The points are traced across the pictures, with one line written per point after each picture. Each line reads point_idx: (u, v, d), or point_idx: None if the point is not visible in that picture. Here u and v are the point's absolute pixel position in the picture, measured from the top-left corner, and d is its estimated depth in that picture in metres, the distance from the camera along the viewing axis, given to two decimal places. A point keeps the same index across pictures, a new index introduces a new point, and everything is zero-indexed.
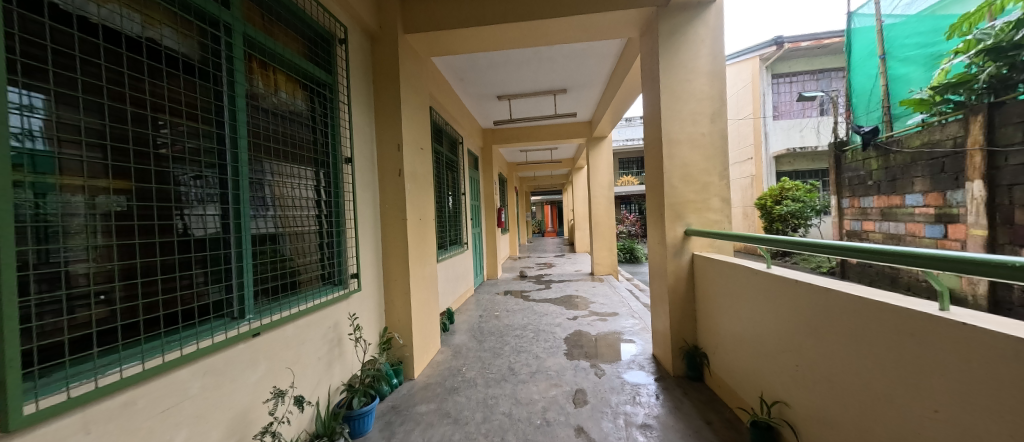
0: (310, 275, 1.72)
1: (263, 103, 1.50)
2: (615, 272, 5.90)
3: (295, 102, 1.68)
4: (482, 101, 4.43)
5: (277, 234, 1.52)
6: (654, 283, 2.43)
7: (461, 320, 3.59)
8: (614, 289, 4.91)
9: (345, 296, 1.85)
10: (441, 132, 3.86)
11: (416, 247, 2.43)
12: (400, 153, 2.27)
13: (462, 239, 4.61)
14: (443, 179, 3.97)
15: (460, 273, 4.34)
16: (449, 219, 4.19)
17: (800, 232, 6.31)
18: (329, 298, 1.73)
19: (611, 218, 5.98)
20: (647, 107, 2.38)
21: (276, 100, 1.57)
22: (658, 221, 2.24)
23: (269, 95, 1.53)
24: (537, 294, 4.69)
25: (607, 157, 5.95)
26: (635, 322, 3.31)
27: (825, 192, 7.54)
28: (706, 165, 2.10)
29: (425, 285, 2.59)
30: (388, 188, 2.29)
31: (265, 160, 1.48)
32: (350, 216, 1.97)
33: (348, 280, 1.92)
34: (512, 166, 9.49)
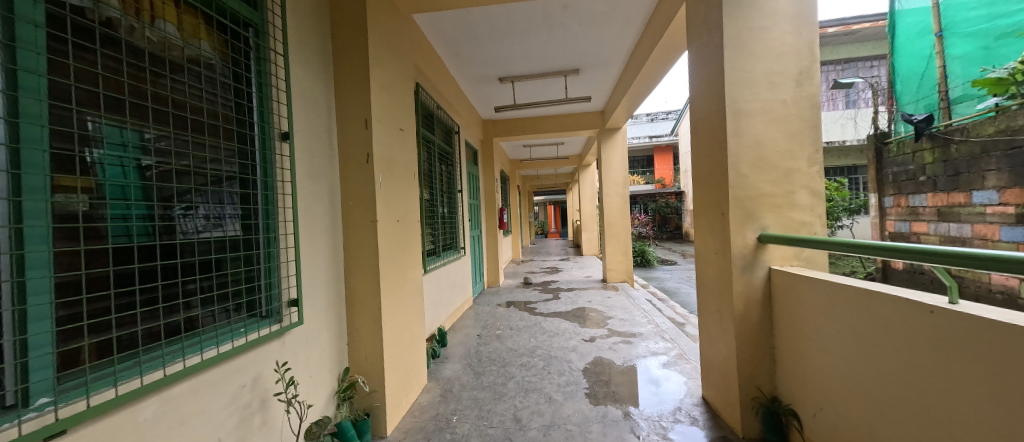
0: (220, 307, 1.14)
1: (135, 39, 0.90)
2: (629, 278, 5.29)
3: (199, 48, 1.10)
4: (480, 83, 3.85)
5: (248, 238, 1.25)
6: (705, 306, 1.83)
7: (455, 341, 3.01)
8: (631, 300, 4.29)
9: (276, 336, 1.27)
10: (432, 118, 3.28)
11: (391, 259, 1.84)
12: (369, 132, 1.70)
13: (458, 244, 4.01)
14: (434, 174, 3.37)
15: (455, 282, 3.75)
16: (442, 221, 3.58)
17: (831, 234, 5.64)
18: (234, 346, 1.11)
19: (625, 219, 5.34)
20: (698, 71, 1.78)
21: (161, 39, 0.98)
22: (717, 224, 1.64)
23: (147, 28, 0.94)
24: (543, 307, 4.06)
25: (619, 150, 5.33)
26: (666, 345, 2.71)
27: (857, 190, 6.88)
28: (790, 144, 1.50)
29: (406, 306, 2.01)
30: (353, 180, 1.71)
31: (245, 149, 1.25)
32: (286, 218, 1.37)
33: (282, 311, 1.34)
34: (514, 163, 8.90)
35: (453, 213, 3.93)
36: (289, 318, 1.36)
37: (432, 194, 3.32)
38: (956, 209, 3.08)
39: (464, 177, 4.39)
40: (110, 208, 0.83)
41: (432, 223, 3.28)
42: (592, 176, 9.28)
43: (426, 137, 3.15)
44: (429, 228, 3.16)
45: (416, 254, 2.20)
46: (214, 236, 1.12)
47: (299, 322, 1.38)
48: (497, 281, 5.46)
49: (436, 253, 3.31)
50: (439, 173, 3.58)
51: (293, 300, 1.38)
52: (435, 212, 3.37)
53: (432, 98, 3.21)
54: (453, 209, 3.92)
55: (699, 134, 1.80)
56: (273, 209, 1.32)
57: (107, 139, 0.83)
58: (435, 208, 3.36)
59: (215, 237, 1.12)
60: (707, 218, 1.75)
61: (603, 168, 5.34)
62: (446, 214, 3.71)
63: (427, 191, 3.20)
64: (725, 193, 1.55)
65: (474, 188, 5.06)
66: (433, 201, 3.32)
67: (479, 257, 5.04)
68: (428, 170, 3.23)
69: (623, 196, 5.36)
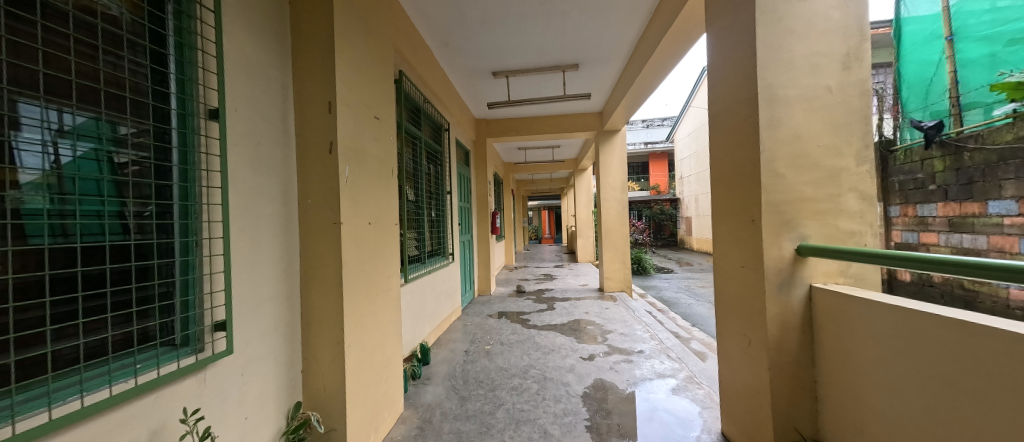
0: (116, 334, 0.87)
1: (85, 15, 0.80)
2: (628, 288, 5.02)
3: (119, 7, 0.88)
4: (473, 78, 3.60)
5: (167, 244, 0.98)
6: (726, 326, 1.57)
7: (440, 358, 2.70)
8: (631, 311, 4.01)
9: (184, 373, 0.95)
10: (419, 112, 3.02)
11: (358, 269, 1.54)
12: (333, 116, 1.41)
13: (447, 249, 3.71)
14: (420, 173, 3.08)
15: (442, 291, 3.46)
16: (428, 224, 3.28)
17: None
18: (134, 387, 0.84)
19: (624, 225, 5.08)
20: (721, 55, 1.54)
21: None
22: (744, 232, 1.39)
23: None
24: (537, 319, 3.76)
25: (618, 154, 5.11)
26: (674, 366, 2.43)
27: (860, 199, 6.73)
28: (836, 138, 1.25)
29: (379, 323, 1.71)
30: (313, 174, 1.42)
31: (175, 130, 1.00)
32: (207, 219, 1.05)
33: (199, 341, 1.01)
34: (509, 166, 8.64)
35: (441, 216, 3.64)
36: (216, 346, 1.05)
37: (416, 195, 3.02)
38: (966, 220, 2.72)
39: (454, 178, 4.11)
40: (84, 205, 0.79)
41: (415, 226, 2.98)
42: (589, 181, 9.06)
43: (411, 131, 2.87)
44: (412, 233, 2.86)
45: (393, 262, 1.91)
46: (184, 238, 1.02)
47: (228, 352, 1.07)
48: (488, 289, 5.15)
49: (421, 259, 3.00)
50: (426, 172, 3.29)
51: (220, 322, 1.06)
52: (421, 215, 3.07)
53: (419, 90, 2.94)
54: (441, 212, 3.62)
55: (719, 127, 1.56)
56: (195, 205, 1.03)
57: (81, 132, 0.79)
58: (421, 210, 3.07)
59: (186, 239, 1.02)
60: (730, 226, 1.50)
61: (602, 172, 5.11)
62: (432, 217, 3.41)
63: (410, 192, 2.91)
64: (756, 196, 1.31)
65: (465, 190, 4.78)
66: (417, 202, 3.02)
67: (469, 263, 4.74)
68: (411, 168, 2.93)
69: (621, 201, 5.09)
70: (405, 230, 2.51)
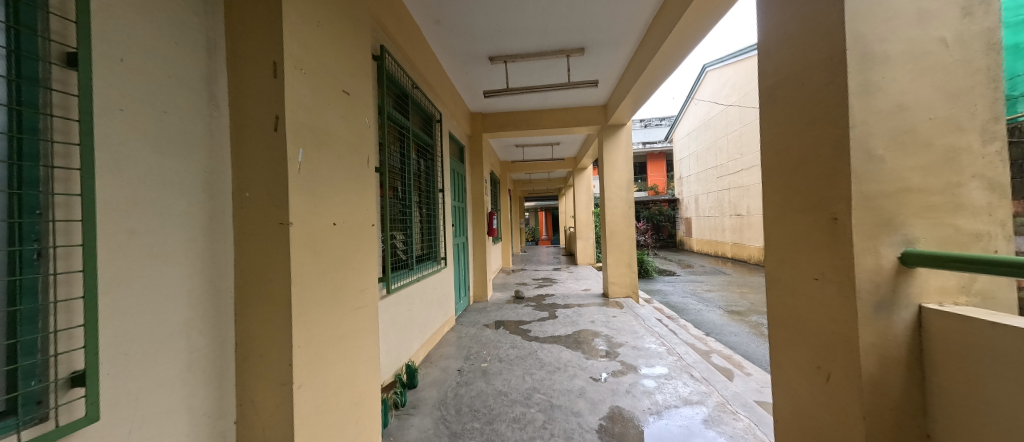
0: None
1: None
2: (634, 293, 4.70)
3: None
4: (468, 63, 3.26)
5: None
6: (789, 355, 1.23)
7: (429, 380, 2.35)
8: (640, 319, 3.69)
9: None
10: (407, 99, 2.68)
11: (317, 284, 1.17)
12: (278, 80, 1.05)
13: (439, 253, 3.36)
14: (409, 168, 2.73)
15: (433, 300, 3.10)
16: (416, 226, 2.92)
17: None
18: None
19: (629, 226, 4.76)
20: (779, 11, 1.22)
21: None
22: (820, 235, 1.07)
23: None
24: (538, 330, 3.41)
25: (623, 150, 4.80)
26: (701, 389, 2.10)
27: None
28: (952, 108, 0.94)
29: (348, 349, 1.35)
30: (253, 158, 1.06)
31: (30, 85, 0.66)
32: (56, 217, 0.68)
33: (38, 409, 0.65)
34: (505, 165, 8.32)
35: (433, 216, 3.28)
36: (68, 413, 0.68)
37: (402, 193, 2.66)
38: None
39: (448, 175, 3.76)
40: None
41: (401, 228, 2.61)
42: (588, 180, 8.76)
43: (397, 120, 2.52)
44: (397, 236, 2.51)
45: (370, 272, 1.55)
46: (72, 245, 0.70)
47: (89, 419, 0.68)
48: (483, 295, 4.79)
49: (408, 265, 2.64)
50: (414, 168, 2.94)
51: (79, 373, 0.69)
52: (409, 215, 2.71)
53: (407, 74, 2.60)
54: (432, 212, 3.26)
55: (778, 103, 1.24)
56: (36, 194, 0.65)
57: None
58: (408, 211, 2.71)
59: (69, 243, 0.69)
60: (794, 228, 1.18)
61: (606, 170, 4.80)
62: (421, 217, 3.05)
63: (395, 189, 2.55)
64: (842, 186, 0.99)
65: (458, 188, 4.42)
66: (404, 201, 2.66)
67: (464, 268, 4.38)
68: (396, 161, 2.57)
69: (627, 201, 4.76)
70: (388, 232, 2.15)
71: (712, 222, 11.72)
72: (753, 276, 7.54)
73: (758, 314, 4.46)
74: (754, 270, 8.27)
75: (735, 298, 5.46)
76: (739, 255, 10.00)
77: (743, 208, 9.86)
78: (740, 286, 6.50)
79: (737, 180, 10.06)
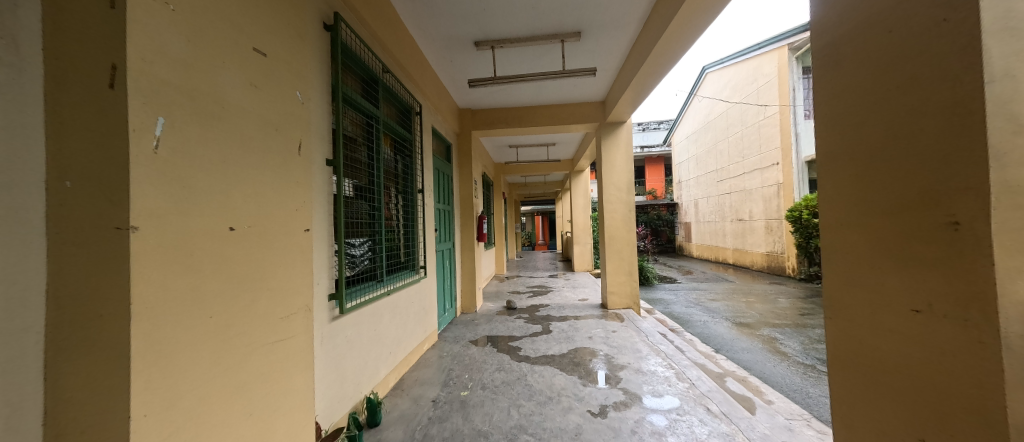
0: None
1: None
2: (635, 304, 4.34)
3: None
4: (451, 49, 2.93)
5: None
6: (868, 416, 0.88)
7: (396, 414, 1.97)
8: (643, 334, 3.34)
9: None
10: (378, 85, 2.35)
11: (192, 315, 0.81)
12: (117, 12, 0.70)
13: (418, 261, 2.99)
14: (378, 164, 2.38)
15: (410, 315, 2.73)
16: (388, 230, 2.55)
17: None
18: None
19: (630, 230, 4.40)
20: None
21: None
22: (925, 247, 0.73)
23: None
24: (529, 347, 3.03)
25: (624, 149, 4.48)
26: (723, 430, 1.73)
27: None
28: None
29: (255, 402, 0.98)
30: (77, 129, 0.70)
31: None
32: None
33: None
34: (499, 166, 8.03)
35: (410, 220, 2.92)
36: None
37: (369, 192, 2.30)
38: None
39: (430, 174, 3.41)
40: None
41: (366, 233, 2.25)
42: (586, 183, 8.47)
43: (363, 107, 2.19)
44: (361, 242, 2.14)
45: (300, 291, 1.18)
46: None
47: None
48: (472, 306, 4.41)
49: (375, 276, 2.27)
50: (386, 164, 2.58)
51: None
52: (378, 218, 2.35)
53: (377, 56, 2.28)
54: (408, 215, 2.90)
55: (844, 64, 0.91)
56: None
57: None
58: (376, 213, 2.35)
59: None
60: (875, 234, 0.84)
61: (604, 170, 4.47)
62: (395, 221, 2.69)
63: (358, 187, 2.19)
64: (970, 173, 0.65)
65: (444, 189, 4.07)
66: (370, 201, 2.30)
67: (449, 276, 4.02)
68: (360, 155, 2.22)
69: (627, 204, 4.42)
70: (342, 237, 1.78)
71: (713, 227, 11.43)
72: (757, 283, 7.21)
73: (770, 327, 4.10)
74: (757, 277, 7.96)
75: (742, 309, 5.11)
76: (741, 261, 9.69)
77: (744, 212, 9.57)
78: (745, 294, 6.17)
79: (739, 184, 9.78)
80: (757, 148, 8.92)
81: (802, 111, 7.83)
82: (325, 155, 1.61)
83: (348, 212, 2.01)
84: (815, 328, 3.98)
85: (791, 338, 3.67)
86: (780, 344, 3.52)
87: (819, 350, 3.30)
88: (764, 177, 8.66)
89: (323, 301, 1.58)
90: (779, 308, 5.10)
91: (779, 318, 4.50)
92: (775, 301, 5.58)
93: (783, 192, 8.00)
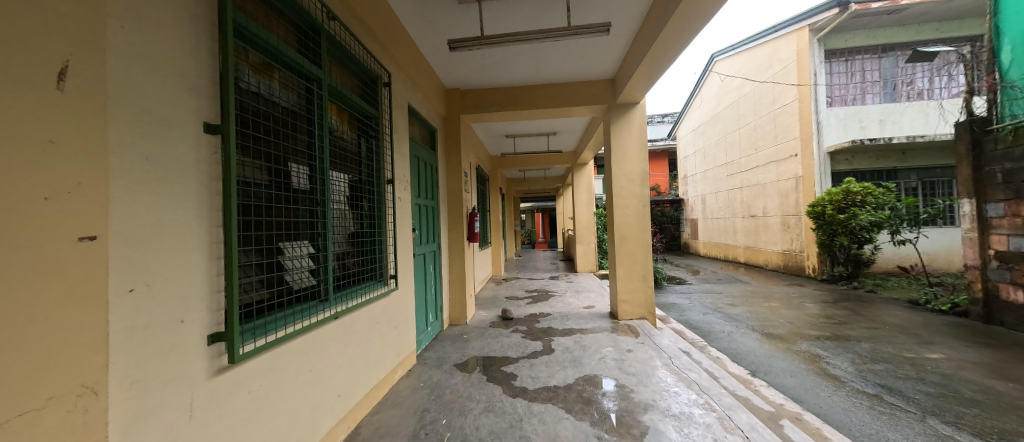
0: None
1: None
2: (650, 314, 3.76)
3: None
4: (428, 3, 2.34)
5: None
6: None
7: None
8: (664, 353, 2.78)
9: None
10: (323, 38, 1.78)
11: None
12: None
13: (388, 269, 2.41)
14: (323, 144, 1.80)
15: (375, 340, 2.15)
16: (338, 231, 1.96)
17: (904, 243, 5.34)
18: None
19: (645, 229, 3.81)
20: None
21: None
22: None
23: None
24: (526, 375, 2.45)
25: (636, 134, 3.90)
26: None
27: (943, 220, 6.32)
28: None
29: None
30: None
31: None
32: None
33: None
34: (495, 159, 7.49)
35: (375, 218, 2.34)
36: None
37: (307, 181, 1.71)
38: None
39: (406, 163, 2.84)
40: None
41: (302, 237, 1.67)
42: (589, 177, 7.91)
43: (298, 65, 1.62)
44: (291, 249, 1.56)
45: (5, 352, 0.60)
46: None
47: None
48: (461, 317, 3.83)
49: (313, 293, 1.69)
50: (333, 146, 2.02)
51: None
52: (323, 216, 1.76)
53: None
54: (373, 212, 2.31)
55: None
56: None
57: None
58: (320, 208, 1.75)
59: None
60: None
61: (613, 159, 3.89)
62: (351, 220, 2.11)
63: (289, 173, 1.61)
64: None
65: (426, 182, 3.49)
66: (310, 193, 1.72)
67: (433, 283, 3.45)
68: (292, 130, 1.64)
69: (641, 198, 3.84)
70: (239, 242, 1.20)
71: (722, 224, 10.86)
72: (776, 285, 6.63)
73: (807, 340, 3.53)
74: (773, 277, 7.42)
75: (767, 316, 4.52)
76: (754, 259, 9.15)
77: (757, 208, 9.00)
78: (767, 298, 5.57)
79: (751, 178, 9.19)
80: (772, 140, 8.35)
81: (822, 97, 7.24)
82: (195, 113, 1.04)
83: (266, 209, 1.44)
84: (861, 341, 3.40)
85: (838, 356, 3.09)
86: (827, 364, 2.94)
87: (877, 373, 2.72)
88: (780, 170, 8.10)
89: (188, 343, 1.00)
90: (809, 315, 4.52)
91: (814, 328, 3.92)
92: (802, 306, 4.99)
93: (802, 186, 7.44)
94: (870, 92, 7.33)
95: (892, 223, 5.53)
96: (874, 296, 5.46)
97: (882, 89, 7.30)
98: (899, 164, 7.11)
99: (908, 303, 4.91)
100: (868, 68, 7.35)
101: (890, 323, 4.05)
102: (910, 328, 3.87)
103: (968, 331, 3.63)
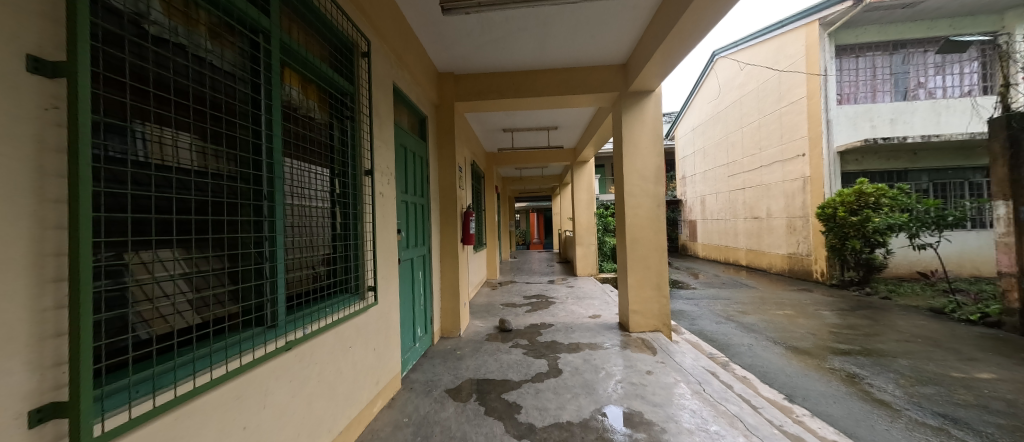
0: None
1: None
2: (664, 326, 3.39)
3: None
4: None
5: None
6: None
7: None
8: (690, 375, 2.40)
9: None
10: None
11: None
12: None
13: (367, 280, 1.99)
14: (276, 120, 1.38)
15: (347, 370, 1.72)
16: (292, 234, 1.51)
17: (924, 247, 5.06)
18: None
19: (660, 231, 3.44)
20: None
21: None
22: None
23: None
24: (532, 407, 2.04)
25: (650, 126, 3.53)
26: None
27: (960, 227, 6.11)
28: None
29: None
30: None
31: None
32: None
33: None
34: (492, 155, 7.11)
35: (350, 218, 1.90)
36: None
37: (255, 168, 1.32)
38: None
39: (390, 152, 2.42)
40: None
41: (251, 242, 1.27)
42: (590, 175, 7.55)
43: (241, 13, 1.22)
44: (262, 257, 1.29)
45: None
46: None
47: None
48: (454, 329, 3.42)
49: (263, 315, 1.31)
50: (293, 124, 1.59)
51: None
52: (273, 216, 1.33)
53: None
54: (347, 210, 1.88)
55: None
56: None
57: None
58: (269, 205, 1.33)
59: None
60: None
61: (625, 154, 3.51)
62: (323, 218, 1.74)
63: (244, 161, 1.27)
64: None
65: (415, 176, 3.08)
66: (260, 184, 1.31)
67: (421, 292, 3.02)
68: (228, 98, 1.22)
69: (656, 197, 3.46)
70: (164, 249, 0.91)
71: (722, 226, 10.62)
72: (784, 290, 6.35)
73: (838, 355, 3.20)
74: (780, 282, 7.14)
75: (785, 326, 4.19)
76: (757, 262, 8.90)
77: (761, 210, 8.75)
78: (780, 305, 5.26)
79: (755, 178, 8.94)
80: (778, 139, 8.11)
81: (833, 94, 7.02)
82: (14, 42, 0.63)
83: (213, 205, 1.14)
84: (898, 358, 3.07)
85: (878, 376, 2.75)
86: (870, 386, 2.59)
87: (929, 399, 2.39)
88: (786, 171, 7.86)
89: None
90: (829, 325, 4.21)
91: (839, 341, 3.60)
92: (819, 314, 4.68)
93: (810, 186, 7.19)
94: (881, 90, 7.17)
95: (913, 227, 5.15)
96: (890, 303, 5.20)
97: (893, 87, 7.15)
98: (909, 165, 6.92)
99: (929, 311, 4.65)
100: (878, 65, 7.23)
101: (920, 334, 3.75)
102: (944, 340, 3.57)
103: (1007, 345, 3.35)
